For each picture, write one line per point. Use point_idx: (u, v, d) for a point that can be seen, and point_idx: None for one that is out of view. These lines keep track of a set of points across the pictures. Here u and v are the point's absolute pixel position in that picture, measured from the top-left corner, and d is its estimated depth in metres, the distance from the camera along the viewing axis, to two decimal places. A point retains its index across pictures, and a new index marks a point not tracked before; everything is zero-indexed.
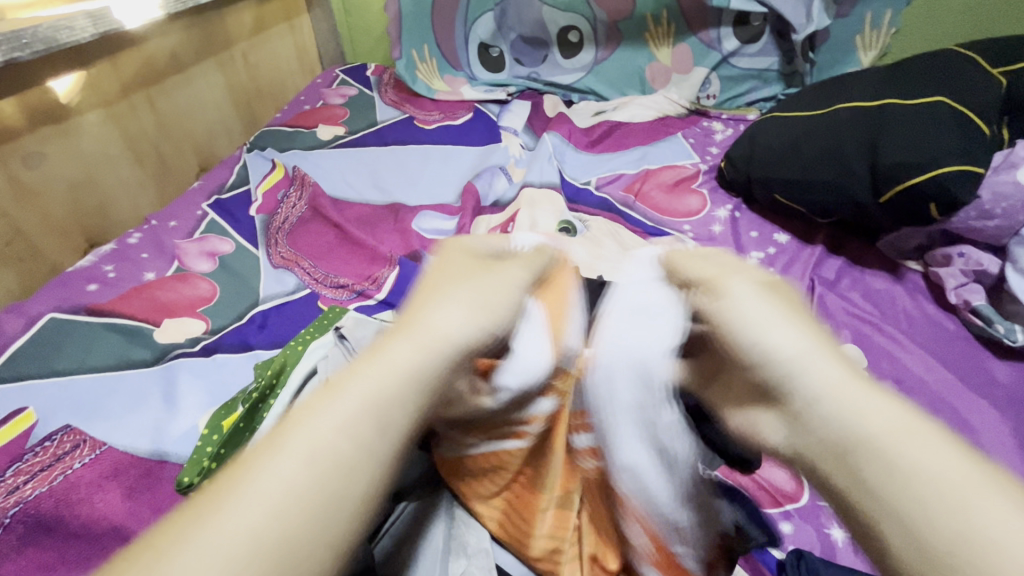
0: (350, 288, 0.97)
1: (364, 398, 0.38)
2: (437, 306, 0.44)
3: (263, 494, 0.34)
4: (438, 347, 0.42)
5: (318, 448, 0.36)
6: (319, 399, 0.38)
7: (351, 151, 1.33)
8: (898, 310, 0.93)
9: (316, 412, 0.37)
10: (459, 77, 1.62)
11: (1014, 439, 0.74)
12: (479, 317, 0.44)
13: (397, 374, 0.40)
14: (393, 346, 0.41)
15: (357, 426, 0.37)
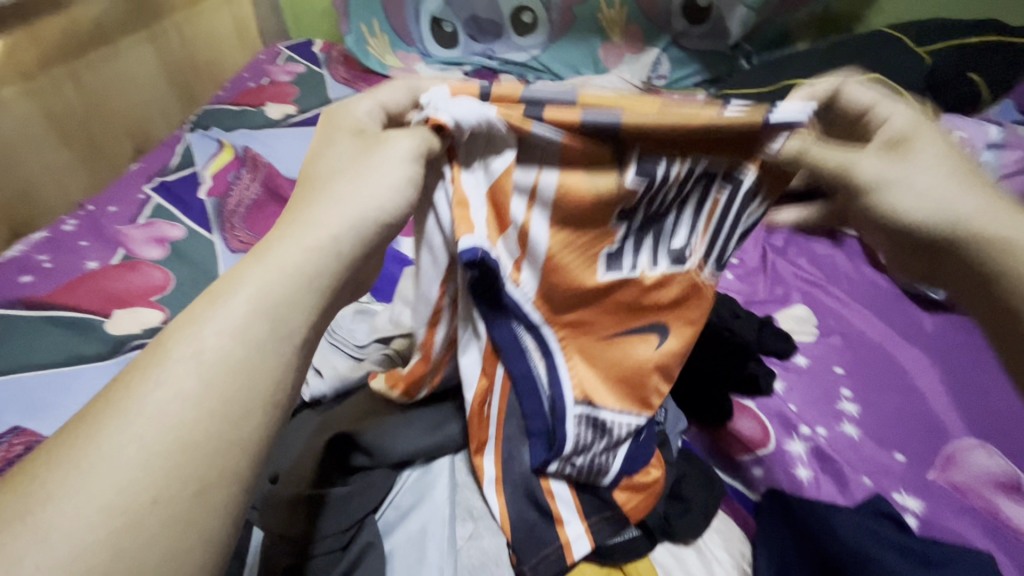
0: None
1: (253, 297, 0.37)
2: (318, 204, 0.42)
3: (156, 407, 0.33)
4: (325, 249, 0.40)
5: (213, 351, 0.35)
6: (210, 301, 0.37)
7: (304, 130, 1.26)
8: (840, 273, 1.02)
9: (201, 309, 0.36)
10: (412, 54, 1.58)
11: (943, 380, 0.84)
12: (356, 202, 0.42)
13: (284, 271, 0.39)
14: (285, 243, 0.40)
15: (247, 326, 0.36)
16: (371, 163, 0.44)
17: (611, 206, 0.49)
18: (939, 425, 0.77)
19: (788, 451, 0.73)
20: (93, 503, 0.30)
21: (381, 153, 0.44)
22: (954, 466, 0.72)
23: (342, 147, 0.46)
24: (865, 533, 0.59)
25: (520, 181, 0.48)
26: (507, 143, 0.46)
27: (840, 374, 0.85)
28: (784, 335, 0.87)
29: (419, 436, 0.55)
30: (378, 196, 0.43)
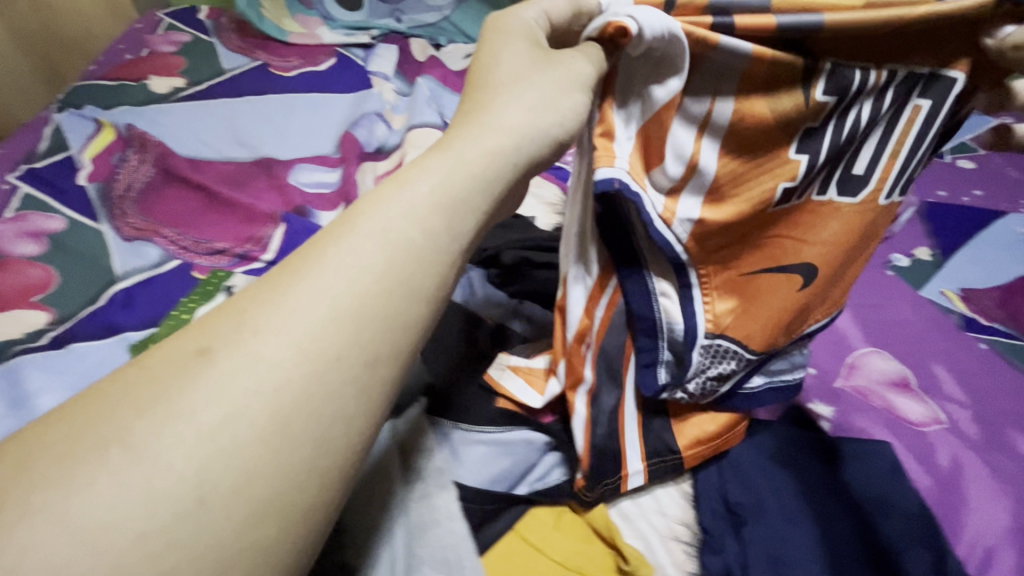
0: (230, 252, 0.86)
1: (437, 190, 0.37)
2: (496, 106, 0.43)
3: (341, 275, 0.33)
4: (504, 151, 0.41)
5: (398, 235, 0.35)
6: (397, 184, 0.37)
7: (197, 104, 1.15)
8: None
9: (387, 194, 0.37)
10: (312, 17, 1.46)
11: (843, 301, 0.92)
12: (536, 111, 0.43)
13: (470, 171, 0.39)
14: (470, 143, 0.40)
15: (429, 214, 0.36)
16: (552, 67, 0.45)
17: (790, 123, 0.50)
18: (842, 339, 0.85)
19: None
20: (275, 367, 0.30)
21: (555, 69, 0.45)
22: (855, 371, 0.80)
23: (511, 50, 0.46)
24: (771, 436, 0.67)
25: (689, 106, 0.49)
26: (679, 68, 0.47)
27: None
28: None
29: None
30: (546, 113, 0.43)
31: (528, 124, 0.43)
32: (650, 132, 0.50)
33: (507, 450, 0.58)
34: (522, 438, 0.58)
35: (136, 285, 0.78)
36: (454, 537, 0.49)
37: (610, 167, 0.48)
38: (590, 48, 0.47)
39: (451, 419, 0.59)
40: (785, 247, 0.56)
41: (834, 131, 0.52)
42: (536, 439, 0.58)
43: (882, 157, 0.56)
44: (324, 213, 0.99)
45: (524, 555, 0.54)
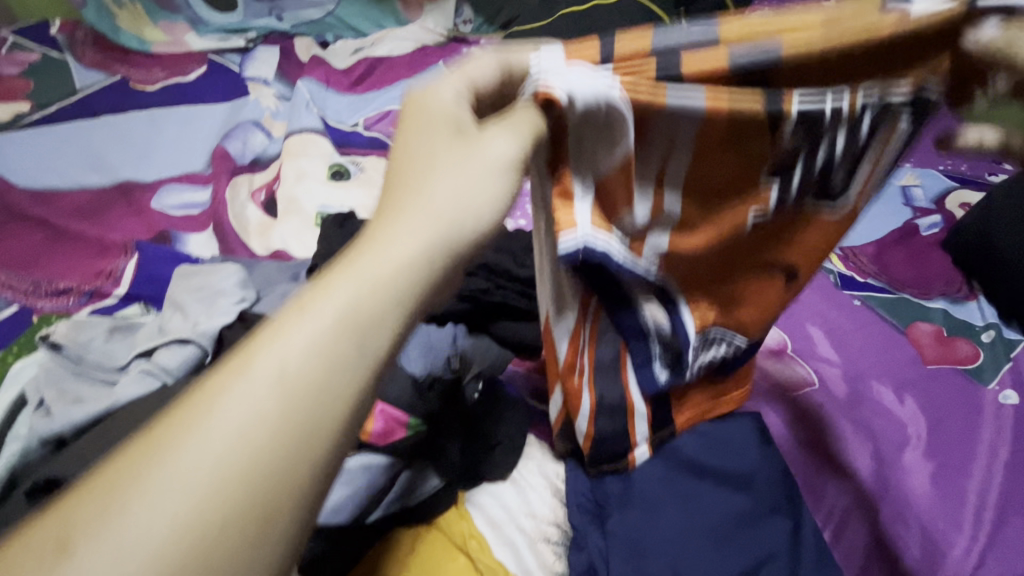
0: (77, 291, 0.80)
1: (349, 306, 0.28)
2: (415, 201, 0.32)
3: (227, 424, 0.25)
4: (424, 246, 0.31)
5: (299, 368, 0.27)
6: (302, 301, 0.28)
7: (46, 131, 1.06)
8: None
9: (287, 318, 0.28)
10: (178, 23, 1.37)
11: None
12: (460, 197, 0.33)
13: (385, 277, 0.29)
14: (390, 235, 0.31)
15: (339, 336, 0.28)
16: (472, 142, 0.35)
17: (763, 170, 0.46)
18: None
19: None
20: (135, 554, 0.23)
21: (483, 152, 0.34)
22: None
23: (428, 131, 0.36)
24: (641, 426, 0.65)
25: (639, 168, 0.45)
26: (625, 133, 0.41)
27: None
28: None
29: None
30: (481, 193, 0.33)
31: (459, 208, 0.32)
32: (616, 183, 0.45)
33: (346, 479, 0.54)
34: (359, 464, 0.55)
35: None
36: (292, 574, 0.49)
37: (572, 232, 0.45)
38: (521, 121, 0.37)
39: None
40: (763, 257, 0.55)
41: (834, 156, 0.47)
42: (377, 462, 0.55)
43: (862, 171, 0.49)
44: (191, 237, 0.93)
45: None
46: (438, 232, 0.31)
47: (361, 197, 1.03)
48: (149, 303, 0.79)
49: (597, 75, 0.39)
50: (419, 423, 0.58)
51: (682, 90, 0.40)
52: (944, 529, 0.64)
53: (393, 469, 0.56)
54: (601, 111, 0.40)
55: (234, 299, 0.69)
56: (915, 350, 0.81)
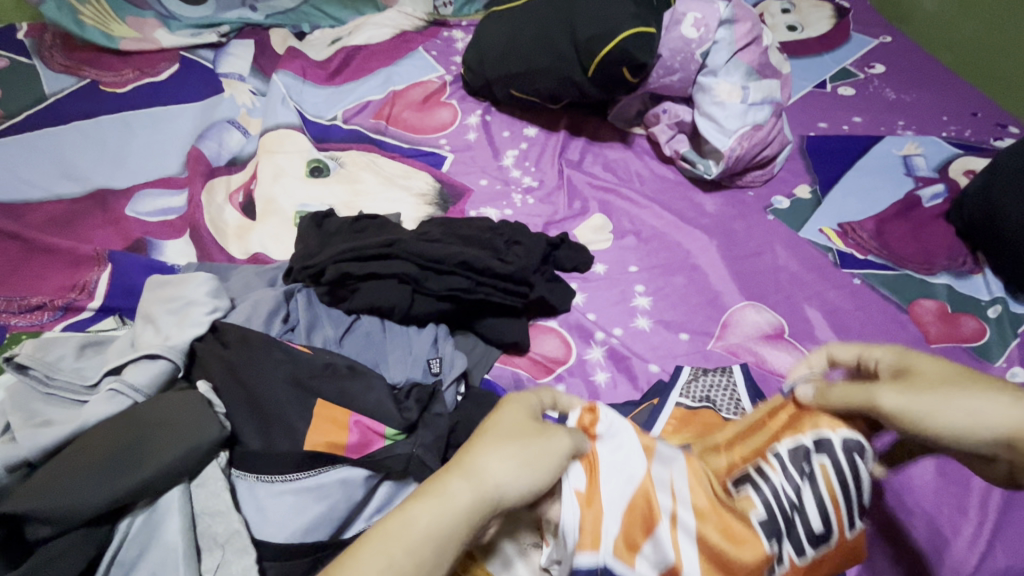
0: (51, 306, 0.78)
1: (458, 515, 0.41)
2: (491, 454, 0.44)
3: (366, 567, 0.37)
4: (499, 498, 0.43)
5: (412, 539, 0.39)
6: (423, 495, 0.41)
7: (16, 141, 1.03)
8: (632, 173, 1.05)
9: (418, 503, 0.40)
10: (146, 17, 1.31)
11: (720, 253, 0.90)
12: (521, 471, 0.44)
13: (478, 506, 0.42)
14: (486, 465, 0.43)
15: (449, 531, 0.40)
16: (545, 436, 0.47)
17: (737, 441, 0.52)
18: (718, 297, 0.83)
19: (586, 360, 0.75)
20: None
21: (545, 442, 0.46)
22: (728, 329, 0.79)
23: (517, 411, 0.49)
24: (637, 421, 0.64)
25: (608, 455, 0.50)
26: (609, 434, 0.51)
27: (635, 272, 0.88)
28: (580, 249, 0.87)
29: (113, 481, 0.45)
30: (531, 474, 0.44)
31: (524, 475, 0.44)
32: (636, 506, 0.48)
33: (321, 495, 0.52)
34: (335, 478, 0.53)
35: None
36: None
37: (592, 554, 0.47)
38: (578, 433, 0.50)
39: (254, 470, 0.52)
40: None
41: (805, 496, 0.50)
42: (354, 475, 0.53)
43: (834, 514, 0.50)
44: (167, 244, 0.91)
45: None
46: (506, 491, 0.43)
47: (342, 193, 1.00)
48: (126, 315, 0.78)
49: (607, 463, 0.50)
50: (398, 432, 0.55)
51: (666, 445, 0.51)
52: (951, 515, 0.61)
53: (372, 481, 0.54)
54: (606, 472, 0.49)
55: (207, 308, 0.66)
56: (917, 329, 0.80)
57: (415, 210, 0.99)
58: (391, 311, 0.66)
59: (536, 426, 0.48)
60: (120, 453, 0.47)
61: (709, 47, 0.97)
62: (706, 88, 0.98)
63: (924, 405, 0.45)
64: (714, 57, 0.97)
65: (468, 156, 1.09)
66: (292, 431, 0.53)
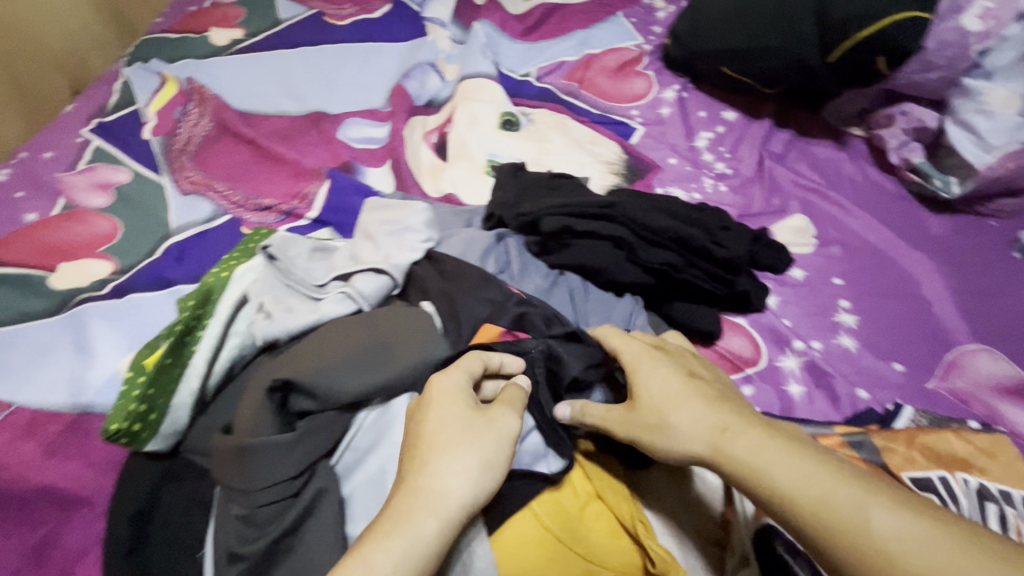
0: (277, 209, 0.87)
1: (417, 542, 0.41)
2: (442, 469, 0.44)
3: None
4: (453, 514, 0.43)
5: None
6: (386, 525, 0.42)
7: (254, 58, 1.14)
8: (843, 176, 0.94)
9: (386, 535, 0.41)
10: None
11: (949, 283, 0.79)
12: (474, 475, 0.44)
13: (438, 523, 0.42)
14: (437, 480, 0.43)
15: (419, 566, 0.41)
16: (487, 432, 0.46)
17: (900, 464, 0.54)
18: (943, 331, 0.73)
19: (779, 367, 0.69)
20: None
21: (495, 435, 0.46)
22: (954, 372, 0.69)
23: (449, 407, 0.47)
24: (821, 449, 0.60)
25: None
26: None
27: (839, 285, 0.79)
28: (780, 248, 0.79)
29: (368, 374, 0.50)
30: (481, 475, 0.44)
31: (482, 472, 0.44)
32: None
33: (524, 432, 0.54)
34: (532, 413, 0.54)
35: (190, 239, 0.81)
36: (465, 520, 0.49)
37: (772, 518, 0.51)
38: (512, 403, 0.49)
39: None
40: None
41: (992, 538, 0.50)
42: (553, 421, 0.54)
43: None
44: (370, 171, 0.97)
45: (548, 543, 0.51)
46: (454, 501, 0.43)
47: (530, 149, 1.00)
48: (336, 229, 0.84)
49: None
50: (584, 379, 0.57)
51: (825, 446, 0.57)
52: None
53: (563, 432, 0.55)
54: None
55: (422, 236, 0.70)
56: None
57: (601, 178, 0.96)
58: (597, 273, 0.65)
59: (471, 423, 0.46)
60: (367, 352, 0.51)
61: (991, 45, 0.82)
62: (971, 91, 0.85)
63: (639, 421, 0.51)
64: (996, 57, 0.82)
65: (659, 132, 1.04)
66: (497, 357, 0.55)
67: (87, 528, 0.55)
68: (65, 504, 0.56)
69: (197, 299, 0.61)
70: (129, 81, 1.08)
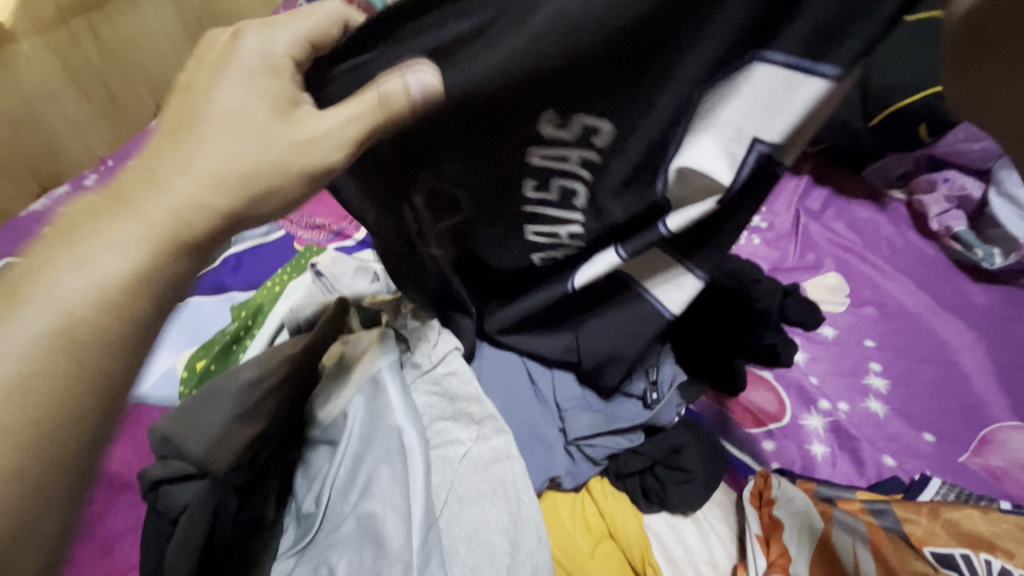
0: (327, 228, 0.93)
1: (161, 220, 0.34)
2: (201, 140, 0.36)
3: (63, 289, 0.32)
4: (231, 193, 0.36)
5: (108, 275, 0.33)
6: (121, 205, 0.35)
7: None
8: (882, 237, 0.93)
9: (119, 214, 0.34)
10: None
11: (989, 356, 0.77)
12: (242, 148, 0.36)
13: (187, 196, 0.35)
14: (197, 152, 0.36)
15: (148, 253, 0.33)
16: (280, 123, 0.37)
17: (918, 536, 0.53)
18: (980, 405, 0.71)
19: (804, 426, 0.69)
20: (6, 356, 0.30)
21: (297, 123, 0.37)
22: (989, 448, 0.67)
23: (239, 89, 0.37)
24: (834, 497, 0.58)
25: (786, 499, 0.55)
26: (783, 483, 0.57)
27: (871, 347, 0.78)
28: (811, 305, 0.79)
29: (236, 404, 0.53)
30: (251, 158, 0.36)
31: (247, 177, 0.36)
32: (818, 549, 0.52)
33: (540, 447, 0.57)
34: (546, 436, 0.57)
35: (246, 249, 0.88)
36: (513, 473, 0.53)
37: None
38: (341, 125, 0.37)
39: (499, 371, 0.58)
40: None
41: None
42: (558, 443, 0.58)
43: None
44: None
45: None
46: (212, 170, 0.35)
47: None
48: None
49: (786, 494, 0.56)
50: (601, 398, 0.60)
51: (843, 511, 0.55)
52: None
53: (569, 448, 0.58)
54: (784, 507, 0.55)
55: None
56: None
57: None
58: None
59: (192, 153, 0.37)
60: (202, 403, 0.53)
61: None
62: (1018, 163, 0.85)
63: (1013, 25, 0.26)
64: None
65: None
66: (599, 123, 0.40)
67: (130, 509, 0.60)
68: (113, 484, 0.61)
69: (249, 312, 0.69)
70: None
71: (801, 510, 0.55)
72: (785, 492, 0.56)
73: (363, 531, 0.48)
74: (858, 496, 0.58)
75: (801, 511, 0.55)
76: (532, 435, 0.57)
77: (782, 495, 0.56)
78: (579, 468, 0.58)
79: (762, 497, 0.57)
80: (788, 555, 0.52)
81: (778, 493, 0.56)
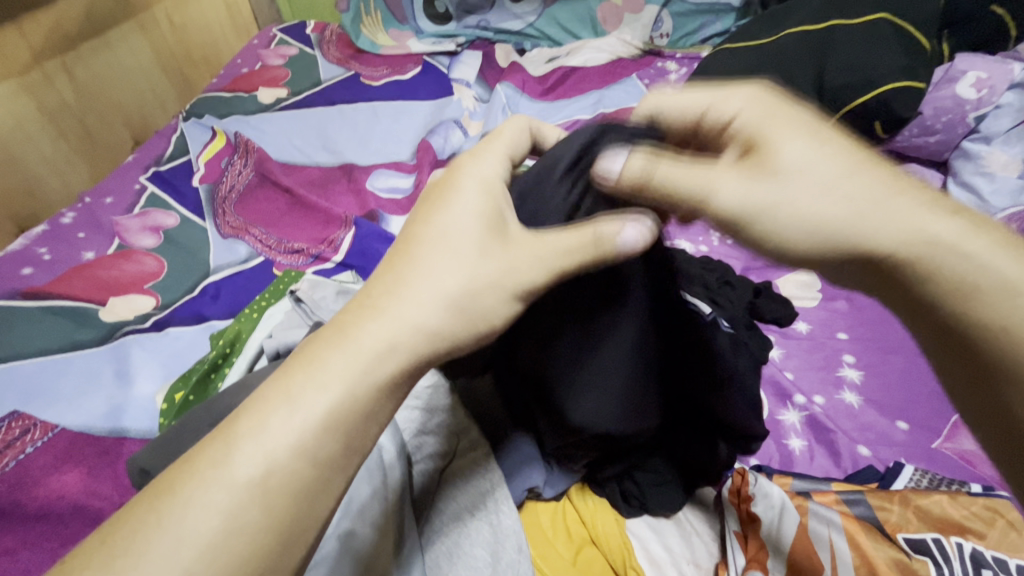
0: (306, 252, 0.93)
1: (384, 347, 0.37)
2: (442, 253, 0.41)
3: (262, 442, 0.34)
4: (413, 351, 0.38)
5: (303, 437, 0.34)
6: (328, 347, 0.37)
7: (294, 115, 1.26)
8: None
9: (332, 361, 0.36)
10: (404, 31, 1.54)
11: None
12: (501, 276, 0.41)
13: (401, 333, 0.38)
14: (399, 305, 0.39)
15: (262, 484, 0.33)
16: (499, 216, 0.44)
17: (896, 523, 0.54)
18: None
19: (780, 421, 0.70)
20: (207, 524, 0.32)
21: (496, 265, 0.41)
22: (961, 433, 0.69)
23: (454, 253, 0.40)
24: (812, 486, 0.60)
25: (765, 497, 0.55)
26: (762, 480, 0.56)
27: (843, 340, 0.80)
28: (784, 301, 0.80)
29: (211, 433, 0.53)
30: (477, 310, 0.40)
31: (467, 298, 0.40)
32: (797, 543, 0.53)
33: (519, 458, 0.58)
34: (522, 447, 0.58)
35: (225, 277, 0.89)
36: (491, 485, 0.54)
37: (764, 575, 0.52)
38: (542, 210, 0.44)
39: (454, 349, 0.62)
40: None
41: None
42: (535, 454, 0.58)
43: None
44: (394, 218, 1.01)
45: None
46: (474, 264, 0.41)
47: None
48: (357, 271, 0.90)
49: (769, 488, 0.56)
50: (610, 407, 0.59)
51: (822, 505, 0.55)
52: None
53: (545, 455, 0.59)
54: (765, 505, 0.55)
55: None
56: None
57: None
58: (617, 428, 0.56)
59: (472, 283, 0.40)
60: (176, 436, 0.53)
61: (986, 112, 0.90)
62: (972, 153, 0.88)
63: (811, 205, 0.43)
64: (991, 122, 0.89)
65: None
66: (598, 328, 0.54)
67: None
68: (94, 521, 0.61)
69: (227, 341, 0.69)
70: (180, 134, 1.19)
71: (779, 506, 0.55)
72: (762, 488, 0.56)
73: (342, 554, 0.45)
74: (833, 488, 0.59)
75: (783, 510, 0.55)
76: (507, 447, 0.58)
77: (764, 489, 0.56)
78: (557, 477, 0.59)
79: (742, 491, 0.57)
80: (766, 549, 0.53)
81: (756, 490, 0.56)
